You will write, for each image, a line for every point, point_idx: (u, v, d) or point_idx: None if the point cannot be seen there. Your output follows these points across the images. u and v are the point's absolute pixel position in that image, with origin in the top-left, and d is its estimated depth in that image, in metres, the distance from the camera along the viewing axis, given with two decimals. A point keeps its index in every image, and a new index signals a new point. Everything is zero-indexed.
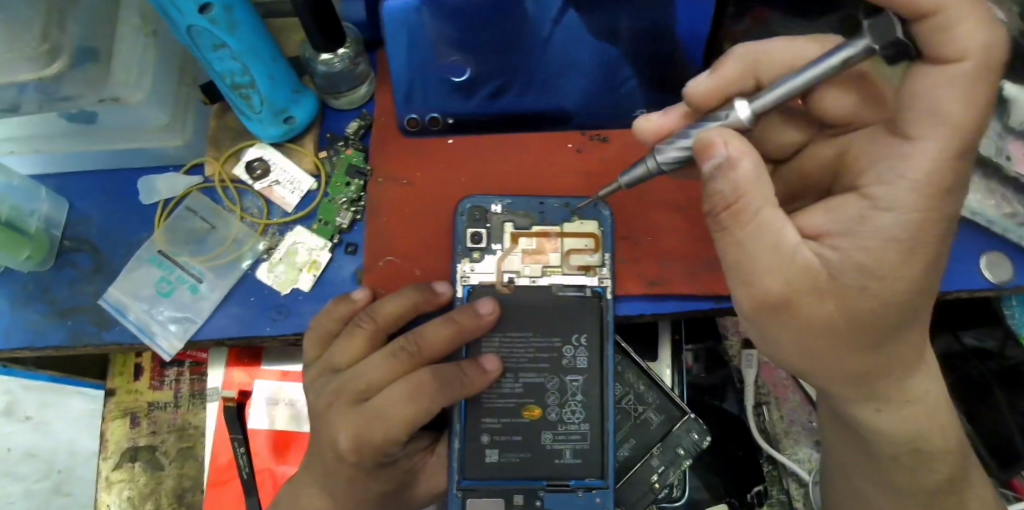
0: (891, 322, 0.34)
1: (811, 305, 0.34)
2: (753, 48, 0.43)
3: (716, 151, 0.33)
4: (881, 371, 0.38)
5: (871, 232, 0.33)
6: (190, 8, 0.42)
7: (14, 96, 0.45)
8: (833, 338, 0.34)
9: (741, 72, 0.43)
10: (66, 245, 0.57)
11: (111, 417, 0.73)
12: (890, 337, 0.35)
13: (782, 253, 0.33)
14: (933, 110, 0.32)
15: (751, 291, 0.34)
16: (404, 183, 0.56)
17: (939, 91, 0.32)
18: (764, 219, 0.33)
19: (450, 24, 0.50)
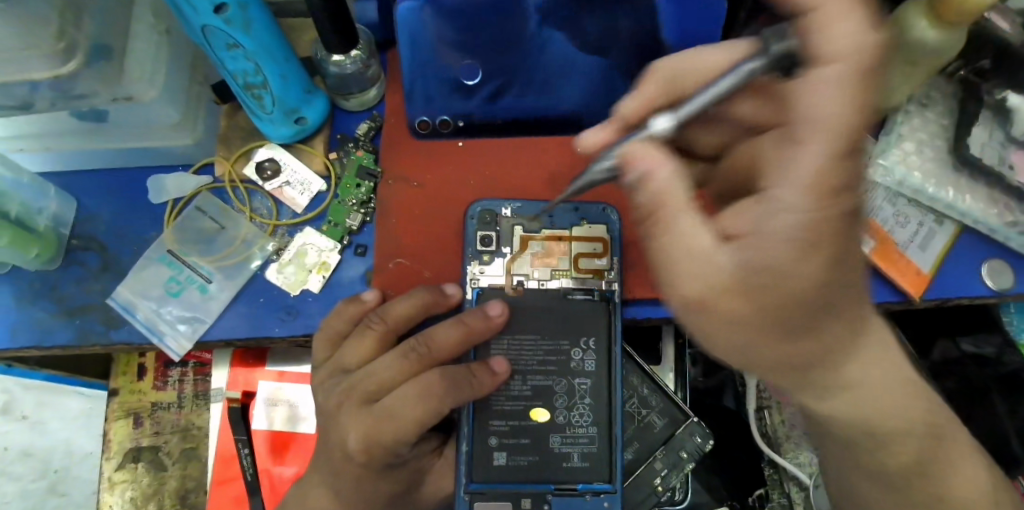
0: (813, 310, 0.30)
1: (721, 302, 0.30)
2: (669, 64, 0.41)
3: (635, 165, 0.32)
4: (815, 362, 0.34)
5: (777, 228, 0.29)
6: (205, 6, 0.42)
7: (28, 94, 0.45)
8: (751, 334, 0.31)
9: (662, 90, 0.41)
10: (74, 244, 0.57)
11: (115, 417, 0.73)
12: (814, 327, 0.32)
13: (691, 252, 0.30)
14: (812, 119, 0.27)
15: (673, 293, 0.32)
16: (413, 185, 0.56)
17: (813, 96, 0.27)
18: (677, 225, 0.31)
19: (451, 24, 0.52)
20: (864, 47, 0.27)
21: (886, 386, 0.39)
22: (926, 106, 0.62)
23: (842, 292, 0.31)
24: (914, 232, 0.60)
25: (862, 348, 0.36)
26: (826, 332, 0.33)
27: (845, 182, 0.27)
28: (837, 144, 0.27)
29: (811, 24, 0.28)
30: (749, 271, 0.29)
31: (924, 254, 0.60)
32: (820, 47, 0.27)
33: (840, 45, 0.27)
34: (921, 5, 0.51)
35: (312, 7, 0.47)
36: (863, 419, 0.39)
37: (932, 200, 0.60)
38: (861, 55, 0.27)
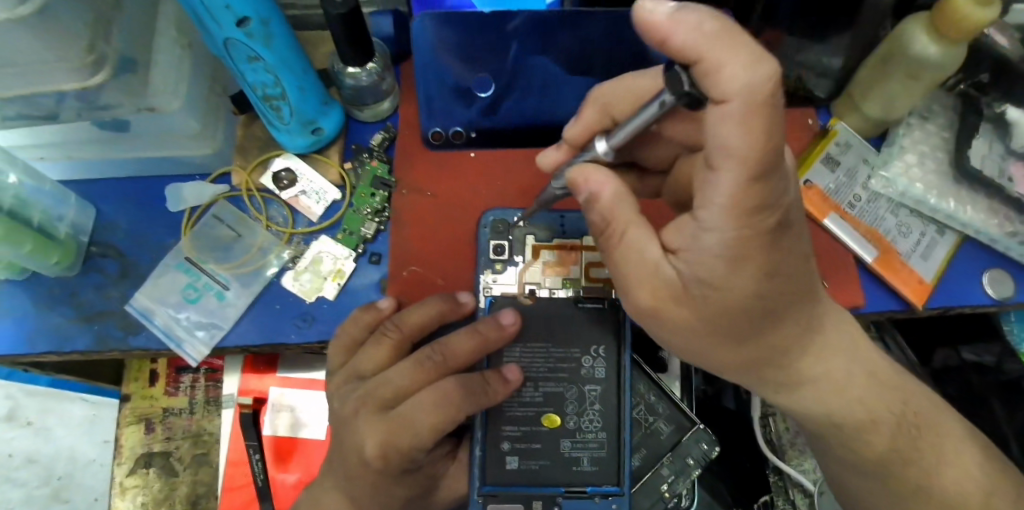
0: (752, 318, 0.35)
1: (670, 311, 0.37)
2: (609, 88, 0.44)
3: (581, 188, 0.38)
4: (766, 358, 0.39)
5: (706, 246, 0.33)
6: (228, 20, 0.42)
7: (55, 105, 0.46)
8: (698, 336, 0.37)
9: (598, 114, 0.45)
10: (93, 251, 0.58)
11: (127, 422, 0.74)
12: (755, 333, 0.37)
13: (643, 267, 0.36)
14: (721, 148, 0.29)
15: (628, 300, 0.39)
16: (427, 195, 0.58)
17: (719, 130, 0.29)
18: (626, 243, 0.37)
19: (455, 27, 0.57)
20: (756, 84, 0.28)
21: (847, 378, 0.43)
22: (927, 118, 0.64)
23: (780, 300, 0.35)
24: (917, 242, 0.62)
25: (811, 345, 0.41)
26: (768, 335, 0.38)
27: (761, 201, 0.30)
28: (745, 172, 0.29)
29: (701, 67, 0.29)
30: (689, 285, 0.35)
31: (927, 263, 0.61)
32: (711, 87, 0.29)
33: (729, 85, 0.28)
34: (922, 21, 0.53)
35: (331, 21, 0.48)
36: (824, 407, 0.44)
37: (934, 211, 0.61)
38: (752, 93, 0.27)
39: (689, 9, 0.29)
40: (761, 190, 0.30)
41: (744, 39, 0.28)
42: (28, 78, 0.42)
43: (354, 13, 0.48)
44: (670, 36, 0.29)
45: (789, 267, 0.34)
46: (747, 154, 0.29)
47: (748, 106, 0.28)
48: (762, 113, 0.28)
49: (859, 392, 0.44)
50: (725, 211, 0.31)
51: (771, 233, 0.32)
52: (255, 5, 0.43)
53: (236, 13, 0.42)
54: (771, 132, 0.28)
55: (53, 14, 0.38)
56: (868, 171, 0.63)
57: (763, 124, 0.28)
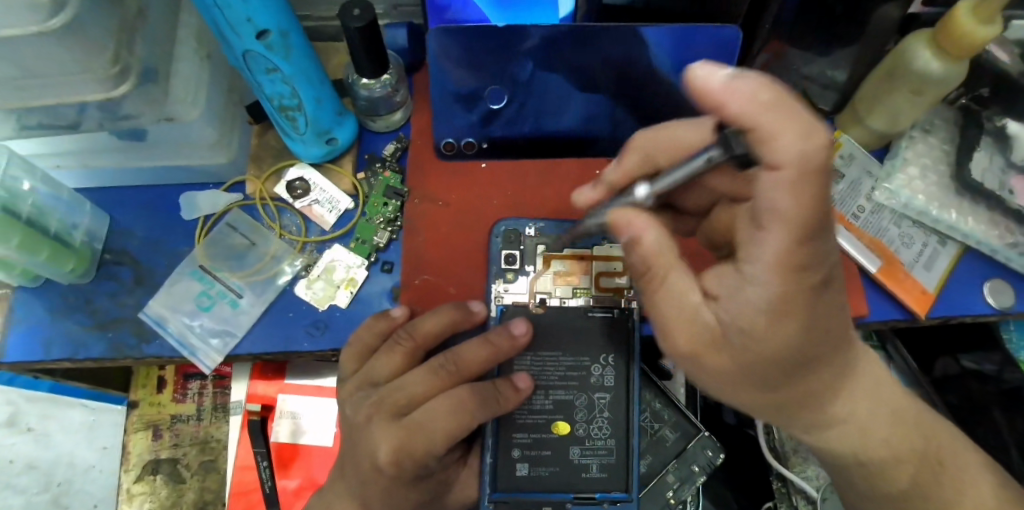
0: (790, 366, 0.36)
1: (708, 356, 0.37)
2: (646, 138, 0.45)
3: (625, 230, 0.37)
4: (797, 403, 0.40)
5: (749, 299, 0.34)
6: (249, 33, 0.43)
7: (75, 114, 0.46)
8: (735, 382, 0.38)
9: (639, 162, 0.45)
10: (107, 258, 0.58)
11: (134, 429, 0.77)
12: (791, 379, 0.37)
13: (684, 313, 0.37)
14: (769, 209, 0.31)
15: (667, 345, 0.38)
16: (439, 204, 0.59)
17: (773, 195, 0.31)
18: (668, 287, 0.37)
19: (465, 45, 0.55)
20: (812, 153, 0.29)
21: (874, 419, 0.44)
22: (929, 132, 0.64)
23: (817, 351, 0.36)
24: (919, 253, 0.63)
25: (844, 389, 0.41)
26: (803, 382, 0.39)
27: (807, 262, 0.31)
28: (793, 235, 0.31)
29: (755, 135, 0.31)
30: (729, 331, 0.36)
31: (929, 273, 0.62)
32: (766, 153, 0.30)
33: (781, 153, 0.30)
34: (925, 37, 0.54)
35: (349, 34, 0.49)
36: (849, 447, 0.44)
37: (935, 222, 0.62)
38: (807, 162, 0.29)
39: (742, 78, 0.32)
40: (808, 251, 0.31)
41: (796, 113, 0.30)
42: (52, 87, 0.43)
43: (372, 26, 0.49)
44: (726, 104, 0.31)
45: (827, 322, 0.35)
46: (795, 217, 0.30)
47: (801, 175, 0.29)
48: (814, 183, 0.30)
49: (885, 435, 0.44)
50: (770, 266, 0.32)
51: (814, 291, 0.33)
52: (276, 18, 0.44)
53: (256, 26, 0.43)
54: (820, 199, 0.30)
55: (81, 25, 0.39)
56: (872, 182, 0.64)
57: (814, 193, 0.30)
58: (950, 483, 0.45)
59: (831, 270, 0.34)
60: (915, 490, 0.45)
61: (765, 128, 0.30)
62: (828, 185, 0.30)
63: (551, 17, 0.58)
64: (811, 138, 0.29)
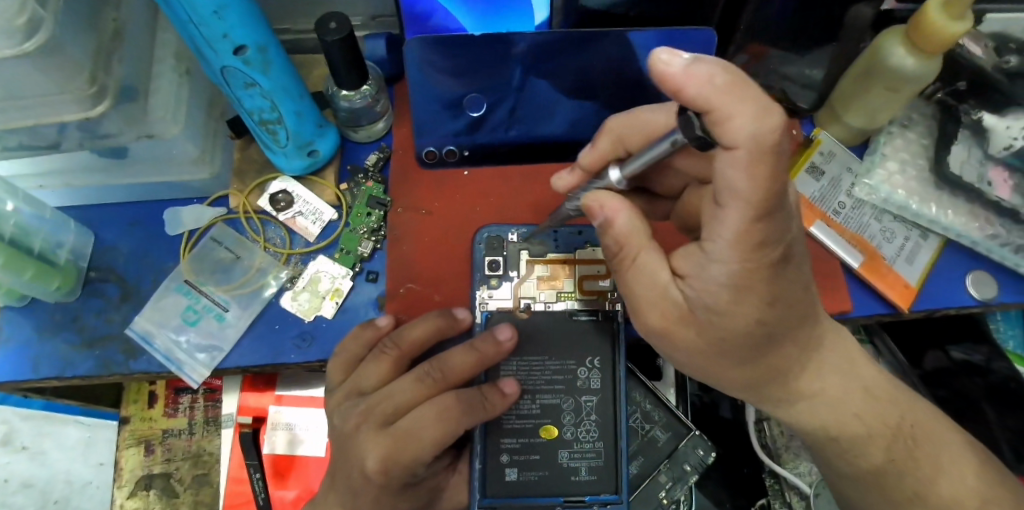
0: (756, 340, 0.38)
1: (679, 332, 0.39)
2: (619, 123, 0.46)
3: (596, 214, 0.39)
4: (767, 380, 0.42)
5: (709, 276, 0.35)
6: (226, 49, 0.43)
7: (56, 134, 0.47)
8: (706, 356, 0.40)
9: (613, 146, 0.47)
10: (93, 276, 0.59)
11: (127, 445, 0.74)
12: (760, 352, 0.39)
13: (653, 290, 0.39)
14: (728, 190, 0.32)
15: (645, 326, 0.41)
16: (424, 213, 0.60)
17: (728, 174, 0.31)
18: (639, 265, 0.39)
19: (449, 56, 0.55)
20: (764, 135, 0.29)
21: (849, 396, 0.45)
22: (907, 127, 0.65)
23: (782, 325, 0.38)
24: (901, 247, 0.63)
25: (813, 362, 0.44)
26: (772, 355, 0.40)
27: (765, 238, 0.32)
28: (750, 212, 0.31)
29: (712, 117, 0.30)
30: (697, 310, 0.37)
31: (911, 267, 0.62)
32: (721, 135, 0.30)
33: (736, 135, 0.29)
34: (898, 34, 0.55)
35: (326, 47, 0.49)
36: (819, 422, 0.46)
37: (916, 216, 0.63)
38: (760, 144, 0.29)
39: (702, 61, 0.30)
40: (763, 227, 0.32)
41: (754, 92, 0.29)
42: (32, 108, 0.43)
43: (349, 39, 0.49)
44: (684, 88, 0.30)
45: (790, 296, 0.37)
46: (750, 195, 0.31)
47: (757, 154, 0.29)
48: (768, 160, 0.30)
49: (857, 409, 0.46)
50: (730, 245, 0.33)
51: (773, 268, 0.34)
52: (253, 34, 0.44)
53: (233, 42, 0.43)
54: (775, 176, 0.30)
55: (58, 46, 0.39)
56: (852, 179, 0.65)
57: (769, 171, 0.30)
58: (926, 460, 0.46)
59: (787, 245, 0.35)
60: (889, 465, 0.46)
61: (720, 108, 0.29)
62: (782, 162, 0.30)
63: (527, 22, 0.59)
64: (768, 110, 0.29)
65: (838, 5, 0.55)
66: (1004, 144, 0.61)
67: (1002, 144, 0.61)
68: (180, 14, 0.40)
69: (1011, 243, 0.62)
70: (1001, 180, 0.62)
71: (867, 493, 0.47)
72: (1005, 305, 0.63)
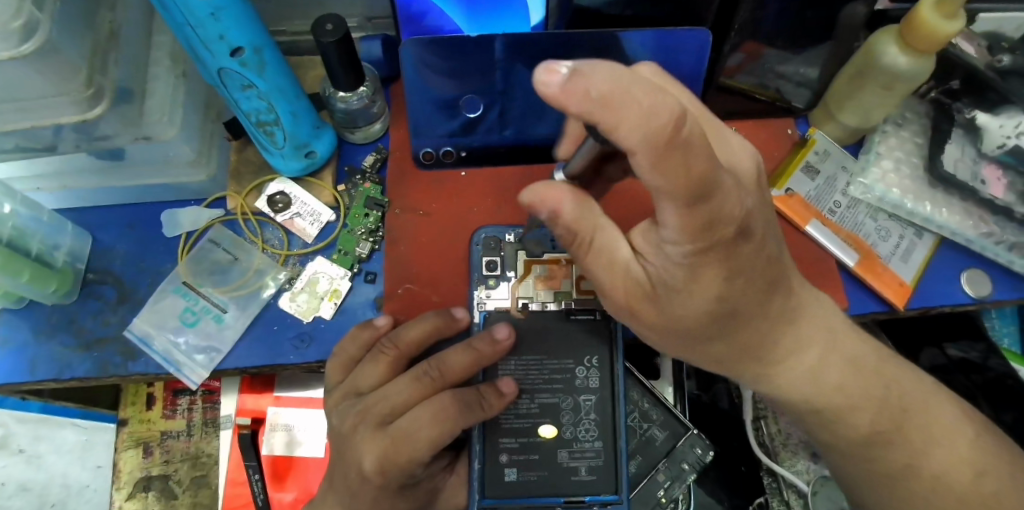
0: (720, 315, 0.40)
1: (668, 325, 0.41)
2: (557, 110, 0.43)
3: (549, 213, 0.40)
4: (751, 348, 0.44)
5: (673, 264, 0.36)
6: (222, 51, 0.43)
7: (53, 137, 0.47)
8: (667, 330, 0.42)
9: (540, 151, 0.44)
10: (90, 278, 0.59)
11: (124, 447, 0.74)
12: (718, 331, 0.42)
13: (630, 288, 0.40)
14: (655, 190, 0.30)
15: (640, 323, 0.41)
16: (421, 214, 0.60)
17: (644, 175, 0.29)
18: (602, 257, 0.40)
19: (444, 58, 0.56)
20: (658, 132, 0.26)
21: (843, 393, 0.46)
22: (901, 125, 0.66)
23: (749, 297, 0.40)
24: (896, 245, 0.63)
25: (793, 330, 0.45)
26: (738, 331, 0.42)
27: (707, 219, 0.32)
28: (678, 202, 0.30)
29: (603, 126, 0.27)
30: None
31: (906, 266, 0.63)
32: (617, 141, 0.27)
33: (629, 141, 0.26)
34: (892, 34, 0.55)
35: (323, 49, 0.49)
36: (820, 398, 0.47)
37: (911, 215, 0.63)
38: (655, 143, 0.26)
39: (581, 70, 0.26)
40: (703, 210, 0.31)
41: (637, 89, 0.25)
42: (30, 110, 0.43)
43: (345, 40, 0.49)
44: (566, 106, 0.26)
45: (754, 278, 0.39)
46: (675, 192, 0.29)
47: (660, 155, 0.27)
48: (674, 157, 0.27)
49: (848, 385, 0.47)
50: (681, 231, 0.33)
51: (728, 242, 0.35)
52: (249, 36, 0.44)
53: (230, 44, 0.43)
54: (690, 165, 0.28)
55: (54, 49, 0.39)
56: (847, 177, 0.65)
57: (681, 165, 0.28)
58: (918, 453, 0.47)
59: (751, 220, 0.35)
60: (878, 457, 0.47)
61: (607, 121, 0.26)
62: (692, 147, 0.28)
63: (523, 23, 0.60)
64: (657, 104, 0.26)
65: (832, 6, 0.56)
66: (998, 143, 0.61)
67: (996, 142, 0.62)
68: (177, 16, 0.40)
69: (1005, 241, 0.62)
70: (994, 178, 0.62)
71: (856, 462, 0.49)
72: (1000, 303, 0.63)
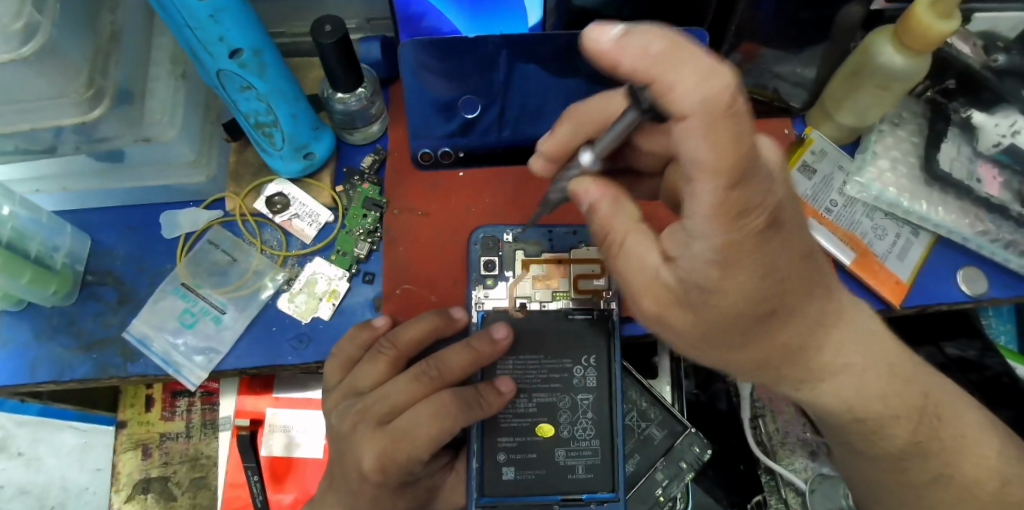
0: (751, 322, 0.35)
1: (672, 316, 0.37)
2: (583, 108, 0.45)
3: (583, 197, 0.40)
4: (777, 359, 0.39)
5: (697, 252, 0.32)
6: (222, 52, 0.44)
7: (53, 139, 0.47)
8: (695, 340, 0.38)
9: (572, 133, 0.46)
10: (90, 279, 0.59)
11: (123, 449, 0.74)
12: (748, 339, 0.37)
13: (644, 274, 0.37)
14: (692, 161, 0.28)
15: (659, 322, 0.38)
16: (419, 214, 0.60)
17: (686, 146, 0.28)
18: (627, 249, 0.38)
19: (439, 55, 0.58)
20: (711, 99, 0.26)
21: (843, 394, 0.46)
22: (898, 124, 0.66)
23: (785, 296, 0.35)
24: (892, 244, 0.64)
25: (828, 334, 0.40)
26: (768, 337, 0.37)
27: (744, 205, 0.29)
28: (723, 181, 0.28)
29: (657, 88, 0.28)
30: (689, 291, 0.34)
31: (902, 264, 0.63)
32: (668, 106, 0.28)
33: (684, 102, 0.27)
34: (888, 34, 0.55)
35: (323, 51, 0.50)
36: (846, 402, 0.43)
37: (907, 214, 0.63)
38: (709, 107, 0.26)
39: (635, 31, 0.29)
40: (741, 195, 0.29)
41: (693, 56, 0.27)
42: (30, 112, 0.44)
43: (345, 41, 0.49)
44: (619, 62, 0.29)
45: (784, 274, 0.34)
46: (716, 166, 0.28)
47: (712, 120, 0.27)
48: (729, 126, 0.27)
49: (876, 390, 0.43)
50: (710, 219, 0.30)
51: (762, 232, 0.31)
52: (249, 37, 0.44)
53: (229, 45, 0.43)
54: (741, 140, 0.27)
55: (55, 50, 0.40)
56: (844, 177, 0.65)
57: (731, 135, 0.27)
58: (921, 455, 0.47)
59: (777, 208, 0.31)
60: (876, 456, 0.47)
61: (660, 80, 0.28)
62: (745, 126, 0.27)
63: (520, 25, 0.61)
64: (712, 72, 0.27)
65: (834, 6, 0.58)
66: (993, 141, 0.61)
67: (991, 141, 0.62)
68: (178, 18, 0.40)
69: (1000, 239, 0.63)
70: (990, 176, 0.63)
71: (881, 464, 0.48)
72: (996, 301, 0.64)
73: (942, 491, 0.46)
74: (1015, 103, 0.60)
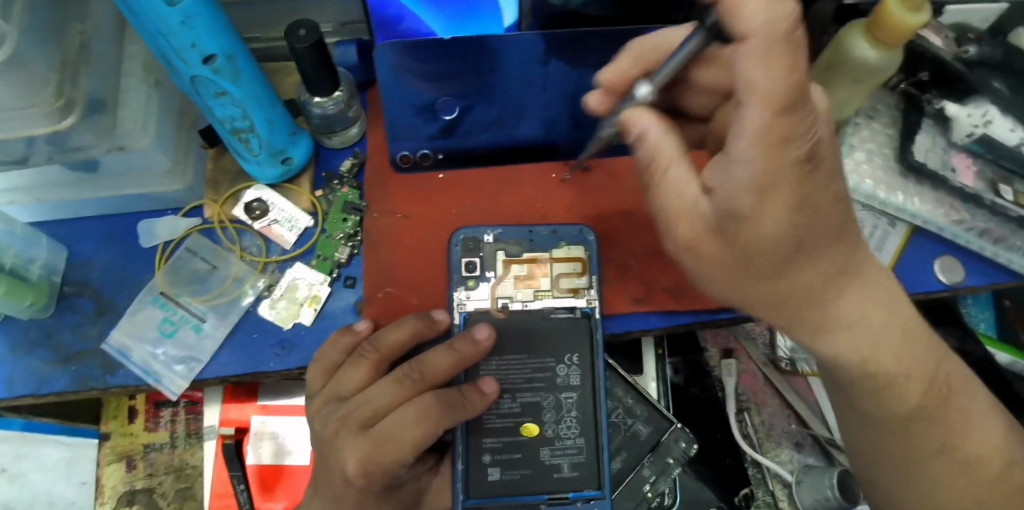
0: (784, 253, 0.36)
1: (704, 246, 0.38)
2: (642, 43, 0.46)
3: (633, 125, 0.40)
4: (798, 297, 0.39)
5: (736, 177, 0.34)
6: (195, 59, 0.43)
7: (24, 149, 0.47)
8: (724, 273, 0.39)
9: (633, 62, 0.46)
10: (67, 291, 0.58)
11: (107, 462, 0.74)
12: (777, 272, 0.38)
13: (679, 202, 0.38)
14: (747, 85, 0.31)
15: (692, 252, 0.39)
16: (400, 217, 0.60)
17: (744, 67, 0.31)
18: (667, 177, 0.39)
19: (418, 58, 0.58)
20: (774, 25, 0.29)
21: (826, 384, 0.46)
22: (873, 117, 0.67)
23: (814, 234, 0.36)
24: (869, 236, 0.65)
25: (848, 284, 0.40)
26: (796, 275, 0.38)
27: (789, 131, 0.31)
28: (771, 108, 0.30)
29: (726, 6, 0.31)
30: (723, 217, 0.36)
31: (880, 255, 0.64)
32: (735, 26, 0.31)
33: (750, 24, 0.30)
34: (859, 28, 0.56)
35: (298, 55, 0.49)
36: (858, 353, 0.42)
37: (884, 205, 0.64)
38: (771, 31, 0.29)
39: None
40: (788, 121, 0.31)
41: None
42: None
43: (319, 45, 0.49)
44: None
45: (819, 209, 0.35)
46: (769, 88, 0.30)
47: (771, 44, 0.29)
48: (784, 52, 0.30)
49: (895, 348, 0.42)
50: (755, 142, 0.32)
51: (800, 165, 0.33)
52: (222, 42, 0.44)
53: (202, 51, 0.43)
54: (794, 69, 0.30)
55: (22, 60, 0.39)
56: None
57: (787, 61, 0.30)
58: None
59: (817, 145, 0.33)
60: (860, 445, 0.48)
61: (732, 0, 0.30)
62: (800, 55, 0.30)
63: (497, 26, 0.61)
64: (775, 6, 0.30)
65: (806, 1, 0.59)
66: (966, 132, 0.62)
67: (964, 131, 0.62)
68: (148, 25, 0.40)
69: (975, 227, 0.64)
70: (963, 166, 0.63)
71: (888, 435, 0.46)
72: (973, 289, 0.65)
73: (942, 466, 0.44)
74: (986, 94, 0.61)
